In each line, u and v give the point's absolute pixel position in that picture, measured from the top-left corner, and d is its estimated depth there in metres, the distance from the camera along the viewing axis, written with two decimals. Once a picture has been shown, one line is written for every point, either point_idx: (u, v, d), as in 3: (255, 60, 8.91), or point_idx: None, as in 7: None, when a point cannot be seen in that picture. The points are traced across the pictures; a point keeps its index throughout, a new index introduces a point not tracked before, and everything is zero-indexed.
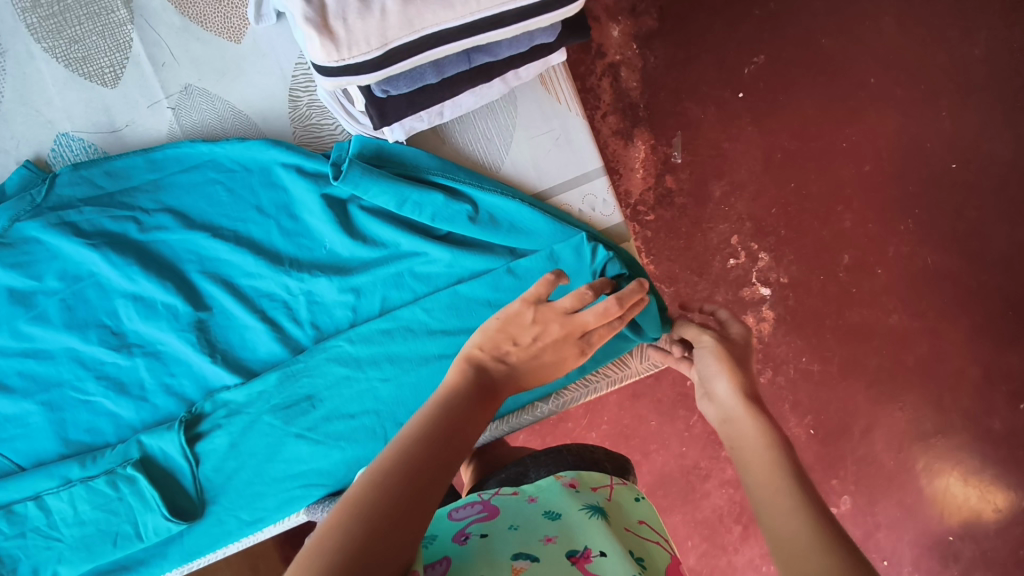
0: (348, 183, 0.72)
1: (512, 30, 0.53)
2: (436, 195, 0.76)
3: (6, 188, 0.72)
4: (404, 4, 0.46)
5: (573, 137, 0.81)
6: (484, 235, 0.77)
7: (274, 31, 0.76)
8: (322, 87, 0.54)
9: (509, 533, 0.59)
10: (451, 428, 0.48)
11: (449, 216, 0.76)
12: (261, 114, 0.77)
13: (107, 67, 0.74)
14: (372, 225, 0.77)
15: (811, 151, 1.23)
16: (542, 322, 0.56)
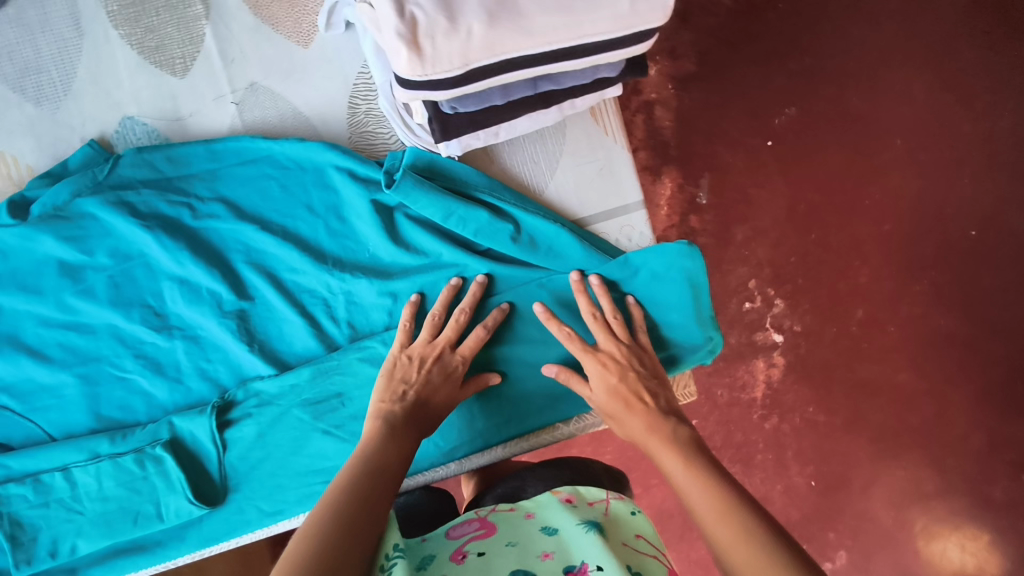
0: (399, 193, 0.74)
1: (582, 62, 0.55)
2: (482, 212, 0.78)
3: (70, 164, 0.75)
4: (489, 26, 0.47)
5: (617, 168, 0.83)
6: (526, 255, 0.80)
7: (342, 40, 0.79)
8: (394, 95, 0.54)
9: (507, 549, 0.59)
10: (378, 467, 0.57)
11: (493, 233, 0.78)
12: (320, 117, 0.79)
13: (178, 58, 0.77)
14: (419, 234, 0.79)
15: (834, 205, 1.25)
16: (419, 358, 0.71)
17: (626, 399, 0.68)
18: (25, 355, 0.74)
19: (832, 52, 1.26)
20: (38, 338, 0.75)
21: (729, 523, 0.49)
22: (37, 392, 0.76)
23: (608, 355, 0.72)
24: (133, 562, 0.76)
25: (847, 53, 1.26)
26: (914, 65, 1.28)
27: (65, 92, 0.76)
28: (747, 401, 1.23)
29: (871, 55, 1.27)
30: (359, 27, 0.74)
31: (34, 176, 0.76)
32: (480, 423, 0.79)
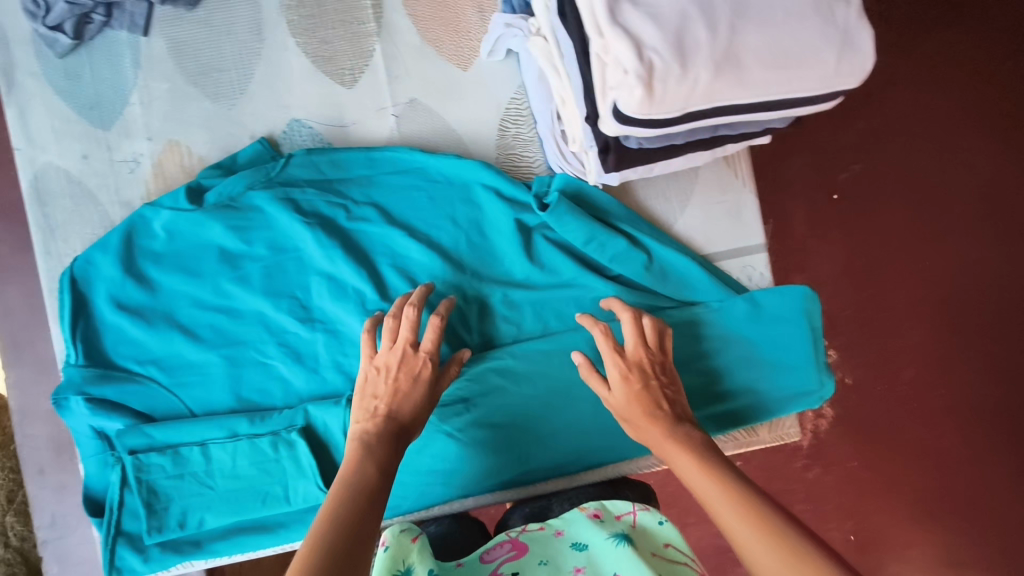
0: (552, 216, 0.79)
1: (774, 115, 0.58)
2: (621, 240, 0.82)
3: (239, 158, 0.80)
4: (714, 77, 0.51)
5: (743, 211, 0.88)
6: (655, 284, 0.84)
7: (499, 66, 0.84)
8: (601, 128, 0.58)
9: (540, 569, 0.63)
10: (362, 490, 0.54)
11: (628, 260, 0.82)
12: (472, 137, 0.84)
13: (348, 70, 0.82)
14: (557, 255, 0.83)
15: (894, 263, 1.27)
16: (383, 366, 0.68)
17: (649, 405, 0.67)
18: (175, 333, 0.79)
19: (905, 114, 1.29)
20: (187, 318, 0.79)
21: (770, 545, 0.47)
22: (182, 369, 0.79)
23: (631, 361, 0.71)
24: (256, 540, 0.80)
25: (918, 117, 1.29)
26: (982, 135, 1.30)
27: (240, 91, 0.81)
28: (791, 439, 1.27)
29: (942, 121, 1.30)
30: (526, 58, 0.79)
31: (204, 166, 0.80)
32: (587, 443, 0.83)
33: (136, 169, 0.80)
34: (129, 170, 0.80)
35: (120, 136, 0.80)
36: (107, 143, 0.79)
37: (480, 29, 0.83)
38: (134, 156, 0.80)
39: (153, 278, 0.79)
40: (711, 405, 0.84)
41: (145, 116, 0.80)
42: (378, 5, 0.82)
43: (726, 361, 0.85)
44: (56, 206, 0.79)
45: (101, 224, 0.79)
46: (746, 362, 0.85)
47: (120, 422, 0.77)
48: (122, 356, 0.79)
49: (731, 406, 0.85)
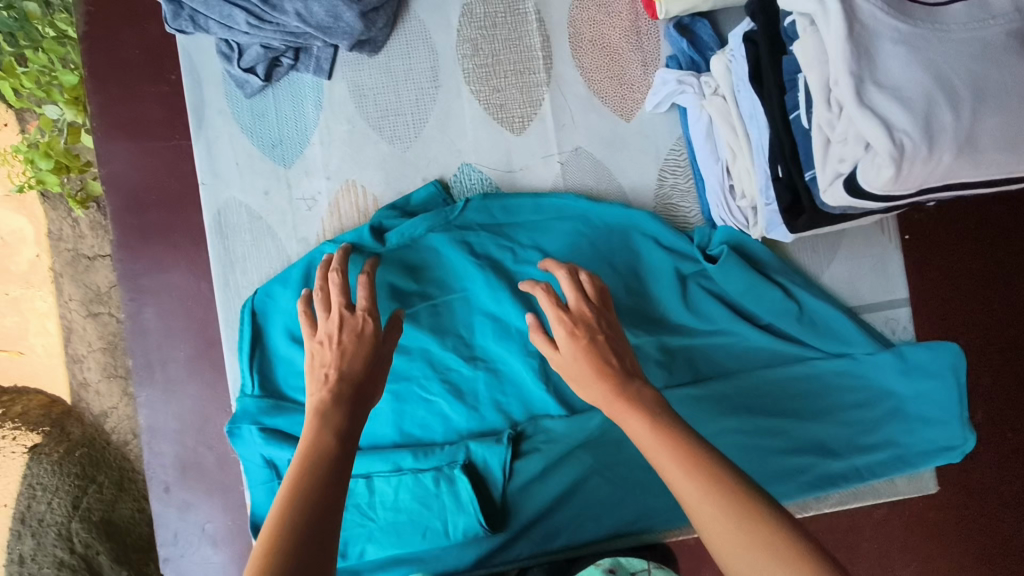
0: (720, 269, 0.83)
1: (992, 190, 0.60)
2: (777, 291, 0.85)
3: (412, 200, 0.83)
4: (957, 158, 0.54)
5: (889, 266, 0.90)
6: (806, 334, 0.87)
7: (661, 118, 0.87)
8: (822, 194, 0.61)
9: None
10: (321, 468, 0.55)
11: (783, 314, 0.85)
12: (632, 185, 0.87)
13: (518, 117, 0.85)
14: (714, 303, 0.85)
15: None
16: (327, 336, 0.67)
17: (596, 361, 0.64)
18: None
19: None
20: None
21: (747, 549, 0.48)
22: None
23: (577, 316, 0.67)
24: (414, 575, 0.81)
25: None
26: None
27: (415, 135, 0.84)
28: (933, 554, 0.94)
29: None
30: (694, 113, 0.82)
31: (378, 207, 0.83)
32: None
33: (313, 207, 0.83)
34: (307, 208, 0.83)
35: (299, 175, 0.83)
36: (287, 181, 0.83)
37: (644, 83, 0.86)
38: (311, 194, 0.83)
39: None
40: (852, 454, 0.87)
41: (324, 156, 0.83)
42: (548, 56, 0.85)
43: (872, 413, 0.87)
44: (236, 239, 0.82)
45: (277, 258, 0.82)
46: (889, 415, 0.87)
47: (288, 451, 0.78)
48: (291, 388, 0.81)
49: (875, 456, 0.87)
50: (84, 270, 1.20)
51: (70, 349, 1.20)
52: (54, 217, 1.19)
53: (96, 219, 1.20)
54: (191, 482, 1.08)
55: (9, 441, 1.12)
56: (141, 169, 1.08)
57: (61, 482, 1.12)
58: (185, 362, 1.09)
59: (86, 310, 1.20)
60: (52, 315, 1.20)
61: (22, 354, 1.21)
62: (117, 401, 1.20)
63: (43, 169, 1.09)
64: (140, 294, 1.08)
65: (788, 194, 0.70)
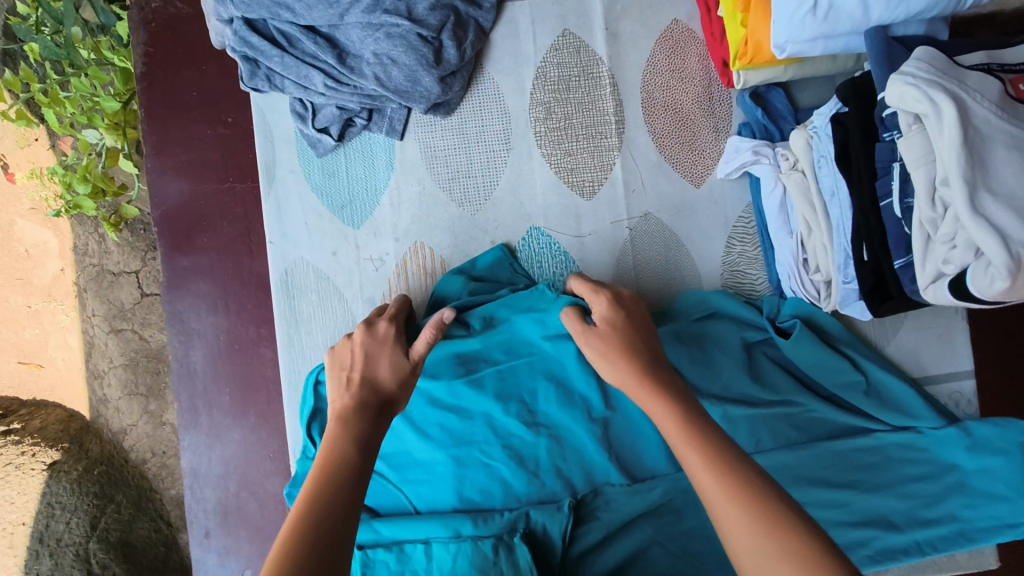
0: (794, 343, 0.82)
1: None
2: (844, 363, 0.85)
3: (479, 264, 0.82)
4: None
5: (955, 337, 0.89)
6: (872, 404, 0.86)
7: (732, 185, 0.86)
8: (919, 287, 0.60)
9: None
10: (340, 463, 0.59)
11: (848, 387, 0.86)
12: (699, 252, 0.86)
13: (588, 181, 0.84)
14: (779, 375, 0.86)
15: None
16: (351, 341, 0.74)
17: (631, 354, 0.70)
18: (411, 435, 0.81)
19: None
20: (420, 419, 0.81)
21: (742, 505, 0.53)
22: (414, 467, 0.82)
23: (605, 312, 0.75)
24: None
25: None
26: None
27: (485, 198, 0.83)
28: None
29: None
30: (768, 184, 0.81)
31: (446, 270, 0.82)
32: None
33: (381, 267, 0.82)
34: (374, 269, 0.82)
35: (368, 236, 0.82)
36: (355, 242, 0.82)
37: (715, 150, 0.86)
38: (380, 256, 0.82)
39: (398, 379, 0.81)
40: (914, 528, 0.85)
41: (393, 217, 0.82)
42: (621, 121, 0.85)
43: (932, 486, 0.85)
44: (302, 299, 0.81)
45: (343, 321, 0.81)
46: (953, 489, 0.85)
47: None
48: None
49: (934, 531, 0.85)
50: (108, 286, 1.34)
51: (92, 365, 1.35)
52: (80, 233, 1.34)
53: (127, 237, 1.32)
54: (231, 527, 1.06)
55: (31, 458, 1.26)
56: (193, 210, 1.07)
57: (80, 501, 1.24)
58: (228, 406, 1.07)
59: (109, 325, 1.34)
60: (74, 328, 1.35)
61: (43, 367, 1.36)
62: (137, 419, 1.34)
63: (80, 194, 1.17)
64: (188, 336, 1.07)
65: (871, 277, 0.70)
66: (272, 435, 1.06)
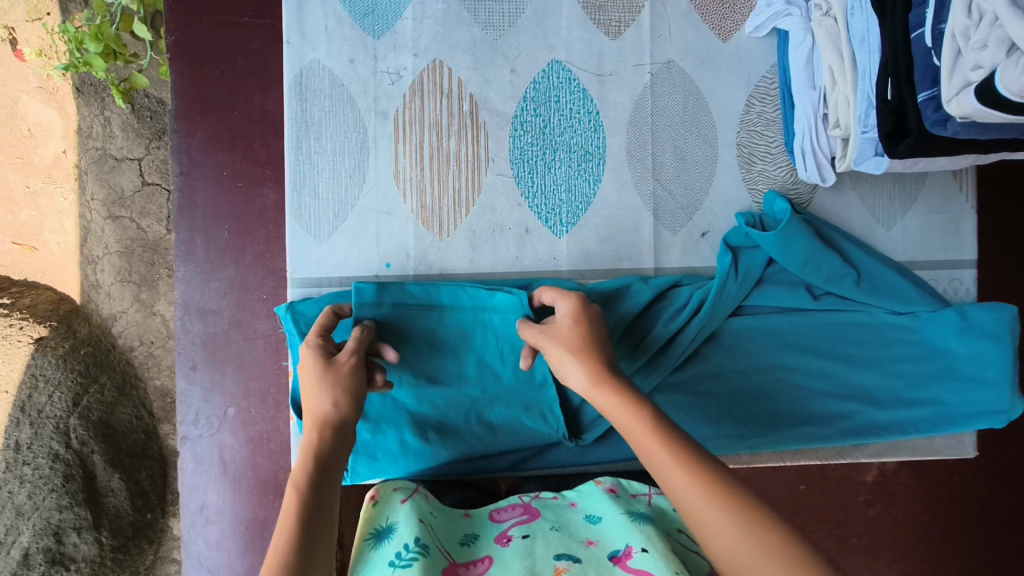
0: (783, 234, 0.79)
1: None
2: (835, 258, 0.82)
3: (495, 92, 0.82)
4: None
5: (962, 226, 0.88)
6: (865, 299, 0.84)
7: (757, 44, 0.85)
8: (945, 104, 0.60)
9: (550, 533, 0.62)
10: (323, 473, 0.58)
11: (842, 280, 0.83)
12: (719, 108, 0.85)
13: (615, 21, 0.83)
14: (776, 266, 0.85)
15: None
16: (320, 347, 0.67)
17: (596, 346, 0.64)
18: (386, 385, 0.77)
19: None
20: (392, 376, 0.76)
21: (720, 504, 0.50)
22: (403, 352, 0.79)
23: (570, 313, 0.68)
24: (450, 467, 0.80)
25: None
26: None
27: (510, 24, 0.82)
28: (846, 493, 1.09)
29: None
30: (797, 37, 0.80)
31: (462, 90, 0.81)
32: (770, 421, 0.84)
33: (397, 82, 0.81)
34: (390, 82, 0.81)
35: (387, 48, 0.81)
36: (374, 53, 0.81)
37: (744, 5, 0.85)
38: (396, 69, 0.81)
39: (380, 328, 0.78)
40: (896, 403, 0.85)
41: (415, 32, 0.81)
42: None
43: (919, 364, 0.86)
44: (315, 103, 0.80)
45: (352, 132, 0.80)
46: (939, 375, 0.86)
47: None
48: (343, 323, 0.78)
49: (919, 411, 0.85)
50: (110, 170, 1.22)
51: (87, 250, 1.23)
52: (87, 113, 1.22)
53: (130, 119, 1.21)
54: (220, 362, 1.06)
55: (17, 331, 1.18)
56: (209, 43, 1.05)
57: (63, 377, 1.17)
58: (225, 242, 1.06)
59: (107, 211, 1.22)
60: (71, 212, 1.23)
61: (37, 250, 1.25)
62: (128, 306, 1.23)
63: (90, 52, 1.07)
64: (192, 169, 1.05)
65: (892, 118, 0.69)
66: (267, 276, 1.07)
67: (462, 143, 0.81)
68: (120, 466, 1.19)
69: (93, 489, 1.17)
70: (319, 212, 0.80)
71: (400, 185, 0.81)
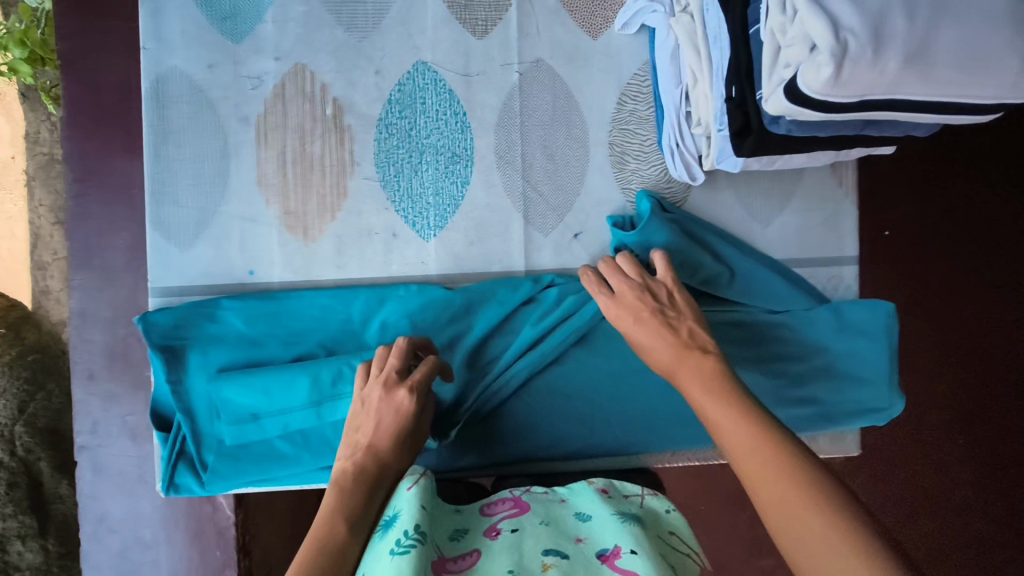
0: (645, 234, 0.79)
1: (943, 118, 0.58)
2: (704, 257, 0.81)
3: (360, 95, 0.80)
4: (902, 67, 0.51)
5: (841, 221, 0.88)
6: (736, 298, 0.83)
7: (630, 41, 0.84)
8: (766, 105, 0.58)
9: (539, 528, 0.56)
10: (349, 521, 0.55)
11: (713, 279, 0.82)
12: (591, 107, 0.84)
13: (482, 21, 0.82)
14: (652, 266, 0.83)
15: (961, 299, 1.10)
16: (367, 393, 0.66)
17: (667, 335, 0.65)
18: (243, 394, 0.76)
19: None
20: (248, 386, 0.76)
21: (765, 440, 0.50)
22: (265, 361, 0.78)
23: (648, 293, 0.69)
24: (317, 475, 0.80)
25: None
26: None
27: (374, 25, 0.80)
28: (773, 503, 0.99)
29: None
30: (662, 35, 0.79)
31: (325, 94, 0.80)
32: (646, 424, 0.82)
33: (258, 86, 0.79)
34: (251, 87, 0.79)
35: (247, 51, 0.79)
36: (233, 57, 0.79)
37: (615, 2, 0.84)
38: (257, 73, 0.79)
39: (242, 337, 0.78)
40: (779, 404, 0.83)
41: (275, 35, 0.79)
42: None
43: (797, 361, 0.84)
44: (174, 109, 0.79)
45: (212, 138, 0.79)
46: (820, 373, 0.84)
47: (196, 393, 0.77)
48: (201, 334, 0.78)
49: (799, 411, 0.83)
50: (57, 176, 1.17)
51: (36, 255, 1.20)
52: (32, 118, 1.17)
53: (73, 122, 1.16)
54: (119, 371, 1.05)
55: None
56: (102, 48, 1.03)
57: (9, 384, 1.09)
58: (122, 249, 1.05)
59: (56, 218, 1.18)
60: (20, 219, 1.18)
61: None
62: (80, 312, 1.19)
63: (16, 57, 1.03)
64: (86, 176, 1.04)
65: (737, 116, 0.66)
66: None
67: (326, 148, 0.80)
68: (67, 472, 1.12)
69: (38, 498, 1.08)
70: (179, 220, 0.79)
71: (262, 191, 0.80)
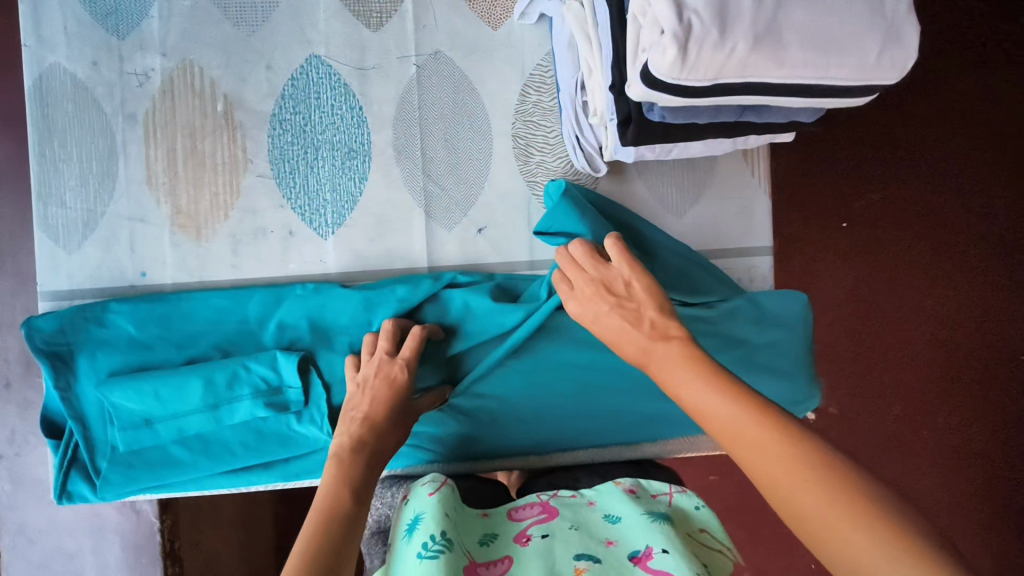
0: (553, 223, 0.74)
1: (811, 102, 0.56)
2: None
3: (251, 90, 0.79)
4: (751, 49, 0.50)
5: (755, 211, 0.86)
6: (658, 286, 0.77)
7: (530, 30, 0.82)
8: (630, 93, 0.57)
9: (570, 532, 0.50)
10: (327, 510, 0.48)
11: None
12: (492, 99, 0.82)
13: (376, 13, 0.80)
14: None
15: (898, 287, 1.07)
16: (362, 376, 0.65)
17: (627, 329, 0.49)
18: (130, 400, 0.73)
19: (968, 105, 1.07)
20: (135, 390, 0.73)
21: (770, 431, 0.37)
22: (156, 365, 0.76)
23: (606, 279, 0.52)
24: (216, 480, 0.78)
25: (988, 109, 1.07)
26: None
27: (264, 19, 0.79)
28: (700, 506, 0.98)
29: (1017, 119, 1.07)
30: (557, 23, 0.77)
31: (215, 90, 0.78)
32: (556, 421, 0.77)
33: (145, 83, 0.78)
34: (138, 84, 0.78)
35: (134, 48, 0.77)
36: (119, 53, 0.77)
37: None
38: (145, 69, 0.78)
39: (133, 340, 0.76)
40: None
41: (162, 31, 0.78)
42: None
43: (721, 354, 0.78)
44: (58, 108, 0.77)
45: (100, 137, 0.77)
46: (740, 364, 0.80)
47: (87, 399, 0.75)
48: (90, 337, 0.75)
49: None
50: None
51: None
52: None
53: None
54: None
55: None
56: None
57: None
58: None
59: None
60: None
61: None
62: None
63: None
64: None
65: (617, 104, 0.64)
66: None
67: (218, 145, 0.78)
68: None
69: None
70: (68, 222, 0.78)
71: (152, 191, 0.78)
